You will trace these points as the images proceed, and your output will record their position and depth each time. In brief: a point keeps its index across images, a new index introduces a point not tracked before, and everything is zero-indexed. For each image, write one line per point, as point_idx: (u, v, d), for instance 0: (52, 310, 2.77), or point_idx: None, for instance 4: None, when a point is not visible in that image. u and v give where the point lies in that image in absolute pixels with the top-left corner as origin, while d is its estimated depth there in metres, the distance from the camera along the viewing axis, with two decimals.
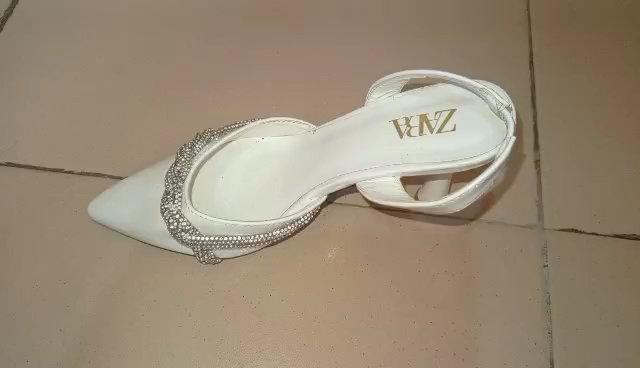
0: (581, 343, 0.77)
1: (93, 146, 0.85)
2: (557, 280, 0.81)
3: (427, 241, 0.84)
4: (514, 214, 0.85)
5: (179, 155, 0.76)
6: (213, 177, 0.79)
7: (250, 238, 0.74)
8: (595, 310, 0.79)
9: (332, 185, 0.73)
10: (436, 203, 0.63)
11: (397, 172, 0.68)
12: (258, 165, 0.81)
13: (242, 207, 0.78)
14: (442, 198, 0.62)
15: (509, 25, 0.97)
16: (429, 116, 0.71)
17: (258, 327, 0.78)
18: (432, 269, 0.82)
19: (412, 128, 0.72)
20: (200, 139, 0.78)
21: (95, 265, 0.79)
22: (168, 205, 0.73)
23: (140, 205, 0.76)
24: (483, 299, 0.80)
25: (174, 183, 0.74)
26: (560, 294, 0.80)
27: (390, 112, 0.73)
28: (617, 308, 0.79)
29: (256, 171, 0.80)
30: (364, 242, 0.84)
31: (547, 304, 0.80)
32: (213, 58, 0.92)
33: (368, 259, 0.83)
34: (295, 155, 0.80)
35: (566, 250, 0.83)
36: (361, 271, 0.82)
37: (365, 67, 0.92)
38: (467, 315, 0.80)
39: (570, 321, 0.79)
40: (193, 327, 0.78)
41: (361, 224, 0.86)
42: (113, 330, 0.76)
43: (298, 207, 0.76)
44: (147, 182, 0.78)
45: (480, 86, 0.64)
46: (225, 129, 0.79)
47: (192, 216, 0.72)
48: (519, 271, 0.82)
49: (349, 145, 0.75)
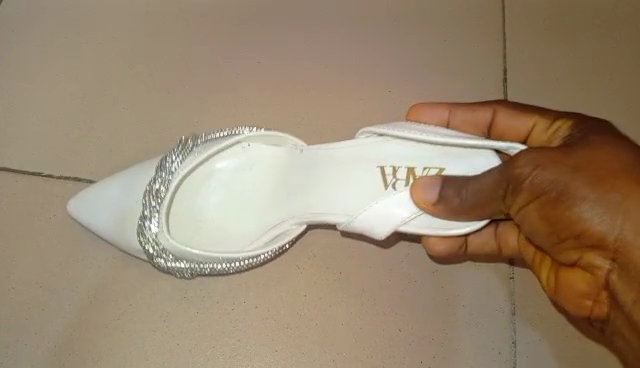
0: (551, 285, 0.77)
1: (75, 150, 0.83)
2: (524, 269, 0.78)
3: (404, 277, 0.77)
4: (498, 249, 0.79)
5: (159, 170, 0.73)
6: (195, 189, 0.75)
7: (229, 264, 0.72)
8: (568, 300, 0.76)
9: (316, 219, 0.71)
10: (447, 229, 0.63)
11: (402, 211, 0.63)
12: (239, 178, 0.76)
13: (219, 222, 0.75)
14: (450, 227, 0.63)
15: (542, 47, 0.87)
16: (417, 170, 0.67)
17: (231, 333, 0.75)
18: (405, 279, 0.77)
19: (397, 179, 0.68)
20: (183, 150, 0.74)
21: (72, 270, 0.78)
22: (145, 226, 0.71)
23: (118, 210, 0.75)
24: (460, 322, 0.75)
25: (151, 202, 0.72)
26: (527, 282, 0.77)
27: (379, 157, 0.69)
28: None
29: (236, 182, 0.76)
30: (336, 252, 0.78)
31: (511, 278, 0.76)
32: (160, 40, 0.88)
33: (344, 267, 0.77)
34: (278, 172, 0.75)
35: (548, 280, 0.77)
36: (336, 278, 0.77)
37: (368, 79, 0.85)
38: (441, 335, 0.74)
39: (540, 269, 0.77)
40: (166, 331, 0.75)
41: (336, 236, 0.79)
42: (90, 336, 0.75)
43: (277, 231, 0.73)
44: (126, 193, 0.75)
45: (500, 145, 0.60)
46: (209, 137, 0.76)
47: (169, 244, 0.70)
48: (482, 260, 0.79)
49: (336, 180, 0.71)
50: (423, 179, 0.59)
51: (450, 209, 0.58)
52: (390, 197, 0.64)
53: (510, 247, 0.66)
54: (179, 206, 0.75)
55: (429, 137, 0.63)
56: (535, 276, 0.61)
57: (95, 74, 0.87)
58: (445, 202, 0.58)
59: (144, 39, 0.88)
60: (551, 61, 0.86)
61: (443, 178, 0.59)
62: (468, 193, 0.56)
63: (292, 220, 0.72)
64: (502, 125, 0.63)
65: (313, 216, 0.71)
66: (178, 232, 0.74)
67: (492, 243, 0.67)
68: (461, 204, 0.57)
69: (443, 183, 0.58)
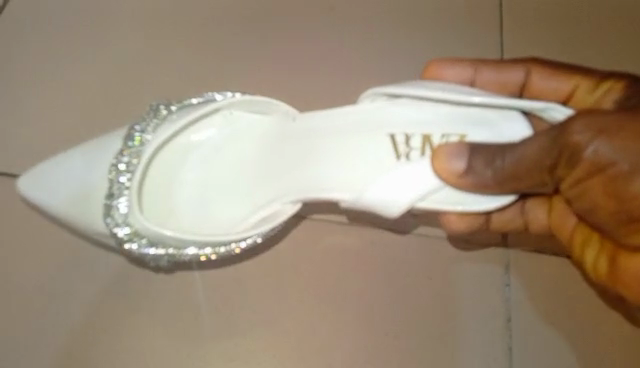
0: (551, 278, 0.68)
1: (18, 133, 0.69)
2: (521, 266, 0.68)
3: (410, 272, 0.67)
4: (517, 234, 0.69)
5: (127, 142, 0.63)
6: (172, 164, 0.65)
7: (217, 249, 0.60)
8: (570, 295, 0.67)
9: (315, 196, 0.61)
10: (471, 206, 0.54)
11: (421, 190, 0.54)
12: (220, 150, 0.66)
13: (200, 200, 0.65)
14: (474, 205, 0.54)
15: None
16: (433, 138, 0.57)
17: (217, 346, 0.65)
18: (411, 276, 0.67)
19: (410, 149, 0.58)
20: (155, 118, 0.64)
21: (27, 282, 0.65)
22: (113, 209, 0.60)
23: (78, 189, 0.63)
24: (457, 309, 0.66)
25: (118, 179, 0.61)
26: (523, 279, 0.67)
27: (388, 123, 0.59)
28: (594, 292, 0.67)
29: (217, 154, 0.66)
30: (334, 246, 0.68)
31: (506, 287, 0.67)
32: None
33: (342, 264, 0.68)
34: (265, 143, 0.66)
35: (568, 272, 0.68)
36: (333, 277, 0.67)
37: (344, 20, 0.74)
38: (436, 324, 0.66)
39: (537, 262, 0.68)
40: (141, 348, 0.65)
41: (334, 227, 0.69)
42: (52, 359, 0.64)
43: (266, 211, 0.63)
44: (85, 169, 0.63)
45: (540, 106, 0.51)
46: (185, 102, 0.65)
47: (141, 226, 0.59)
48: (474, 252, 0.68)
49: (336, 152, 0.61)
50: (447, 145, 0.51)
51: (480, 181, 0.50)
52: (405, 168, 0.54)
53: (541, 226, 0.58)
54: (154, 182, 0.64)
55: (455, 96, 0.53)
56: (577, 258, 0.53)
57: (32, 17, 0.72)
58: (475, 172, 0.50)
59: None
60: (570, 12, 0.75)
61: (471, 149, 0.51)
62: (507, 163, 0.48)
63: (286, 198, 0.63)
64: (536, 87, 0.56)
65: (312, 193, 0.61)
66: (151, 215, 0.63)
67: (521, 220, 0.58)
68: (495, 176, 0.49)
69: (473, 152, 0.50)
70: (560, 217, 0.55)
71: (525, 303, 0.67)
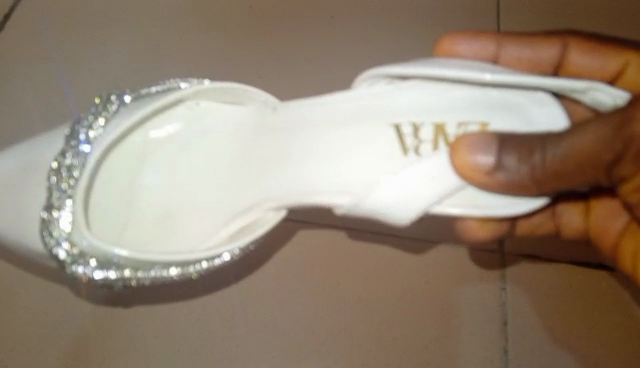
0: (549, 280, 0.65)
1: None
2: (517, 270, 0.65)
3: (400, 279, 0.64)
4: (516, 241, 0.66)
5: (69, 140, 0.51)
6: (131, 167, 0.55)
7: (184, 270, 0.49)
8: (568, 296, 0.65)
9: (301, 201, 0.51)
10: (497, 210, 0.44)
11: (437, 193, 0.44)
12: (187, 150, 0.57)
13: (165, 209, 0.56)
14: (500, 209, 0.44)
15: None
16: (448, 128, 0.46)
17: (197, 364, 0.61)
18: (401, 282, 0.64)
19: (421, 142, 0.47)
20: (104, 111, 0.53)
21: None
22: (52, 225, 0.48)
23: (12, 198, 0.51)
24: (452, 308, 0.63)
25: (60, 187, 0.49)
26: (519, 282, 0.65)
27: (390, 111, 0.49)
28: (595, 292, 0.64)
29: (184, 153, 0.57)
30: (322, 257, 0.65)
31: (502, 290, 0.64)
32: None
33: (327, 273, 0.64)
34: (239, 138, 0.57)
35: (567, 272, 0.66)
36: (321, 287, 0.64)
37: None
38: (430, 324, 0.63)
39: (534, 264, 0.65)
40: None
41: (324, 240, 0.65)
42: None
43: (243, 221, 0.53)
44: (20, 174, 0.52)
45: (582, 84, 0.41)
46: (143, 92, 0.54)
47: (88, 245, 0.47)
48: (470, 255, 0.65)
49: (325, 148, 0.51)
50: (470, 135, 0.41)
51: (513, 180, 0.40)
52: (417, 165, 0.44)
53: (573, 230, 0.54)
54: (110, 189, 0.54)
55: (476, 75, 0.43)
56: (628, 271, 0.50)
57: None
58: (507, 170, 0.40)
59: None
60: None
61: (501, 141, 0.41)
62: (549, 159, 0.38)
63: (268, 204, 0.53)
64: (574, 65, 0.50)
65: (297, 197, 0.51)
66: (104, 229, 0.52)
67: (552, 222, 0.54)
68: (532, 174, 0.39)
69: (504, 144, 0.40)
70: (601, 222, 0.53)
71: (521, 306, 0.64)
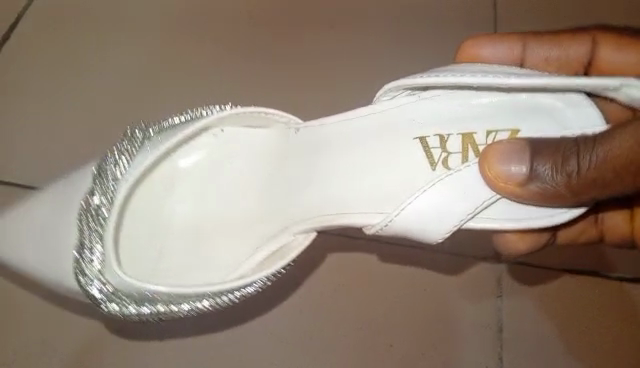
0: (544, 286, 0.66)
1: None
2: (512, 275, 0.66)
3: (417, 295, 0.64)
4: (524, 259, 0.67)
5: (96, 177, 0.51)
6: (157, 197, 0.55)
7: (214, 300, 0.49)
8: (564, 303, 0.66)
9: (329, 223, 0.49)
10: (538, 220, 0.41)
11: (469, 208, 0.42)
12: (216, 177, 0.57)
13: (194, 238, 0.55)
14: (540, 219, 0.41)
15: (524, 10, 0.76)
16: (478, 137, 0.45)
17: None
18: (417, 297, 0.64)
19: (449, 155, 0.45)
20: (129, 146, 0.53)
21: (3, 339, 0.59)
22: (84, 264, 0.48)
23: (48, 238, 0.52)
24: (453, 313, 0.64)
25: (89, 225, 0.49)
26: (513, 290, 0.66)
27: (412, 123, 0.47)
28: (590, 301, 0.66)
29: (213, 180, 0.57)
30: (347, 276, 0.65)
31: (498, 298, 0.65)
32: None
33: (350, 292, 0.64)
34: (265, 161, 0.56)
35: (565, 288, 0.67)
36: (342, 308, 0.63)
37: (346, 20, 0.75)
38: (430, 325, 0.63)
39: (529, 270, 0.67)
40: None
41: (348, 261, 0.65)
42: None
43: (274, 245, 0.52)
44: (54, 212, 0.53)
45: (614, 81, 0.39)
46: (167, 123, 0.54)
47: (121, 282, 0.47)
48: (468, 256, 0.66)
49: (352, 165, 0.50)
50: (502, 144, 0.39)
51: (547, 190, 0.38)
52: (447, 179, 0.43)
53: (619, 234, 0.51)
54: (137, 222, 0.54)
55: (504, 79, 0.41)
56: None
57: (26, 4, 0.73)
58: (540, 180, 0.38)
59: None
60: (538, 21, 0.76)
61: (533, 148, 0.38)
62: (585, 167, 0.35)
63: (297, 227, 0.52)
64: (605, 62, 0.52)
65: (324, 218, 0.50)
66: (135, 264, 0.52)
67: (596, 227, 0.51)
68: (570, 183, 0.36)
69: (536, 152, 0.38)
70: None
71: (518, 310, 0.65)
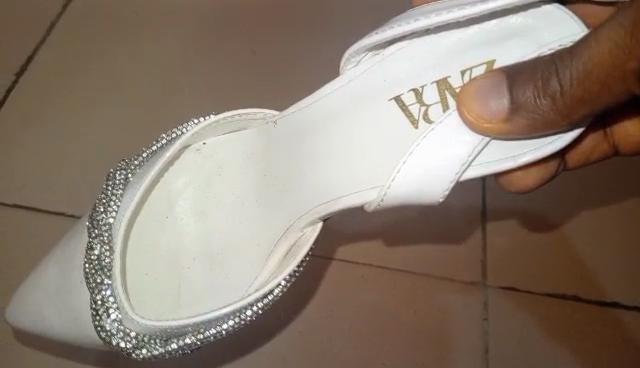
0: (536, 313, 0.61)
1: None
2: (500, 299, 0.61)
3: (423, 297, 0.61)
4: (513, 254, 0.64)
5: (91, 229, 0.50)
6: (158, 228, 0.53)
7: (240, 317, 0.47)
8: (544, 312, 0.61)
9: (332, 208, 0.47)
10: (532, 153, 0.38)
11: (460, 159, 0.39)
12: (210, 191, 0.55)
13: (205, 259, 0.53)
14: (534, 150, 0.38)
15: None
16: (453, 81, 0.41)
17: None
18: (423, 295, 0.61)
19: (429, 107, 0.41)
20: (115, 187, 0.51)
21: None
22: (101, 319, 0.47)
23: (62, 300, 0.51)
24: (455, 310, 0.61)
25: (96, 279, 0.48)
26: (498, 297, 0.62)
27: (382, 86, 0.44)
28: (585, 329, 0.61)
29: (209, 195, 0.55)
30: (355, 282, 0.62)
31: (485, 321, 0.60)
32: (100, 16, 0.75)
33: (359, 298, 0.61)
34: (254, 162, 0.54)
35: (553, 306, 0.62)
36: (356, 317, 0.60)
37: (308, 41, 0.74)
38: (421, 344, 0.59)
39: (520, 296, 0.62)
40: None
41: (354, 268, 0.62)
42: None
43: (286, 243, 0.51)
44: (62, 272, 0.52)
45: None
46: (146, 154, 0.53)
47: (142, 325, 0.46)
48: (460, 280, 0.62)
49: (337, 144, 0.47)
50: (476, 81, 0.36)
51: (535, 119, 0.35)
52: (433, 133, 0.40)
53: (633, 143, 0.48)
54: (141, 261, 0.52)
55: (460, 12, 0.37)
56: None
57: (33, 50, 0.73)
58: (525, 108, 0.35)
59: (79, 13, 0.75)
60: None
61: (511, 77, 0.35)
62: (568, 83, 0.33)
63: (302, 221, 0.50)
64: None
65: (326, 205, 0.47)
66: (159, 302, 0.51)
67: (607, 142, 0.48)
68: (555, 105, 0.34)
69: (514, 80, 0.35)
70: None
71: (510, 332, 0.60)
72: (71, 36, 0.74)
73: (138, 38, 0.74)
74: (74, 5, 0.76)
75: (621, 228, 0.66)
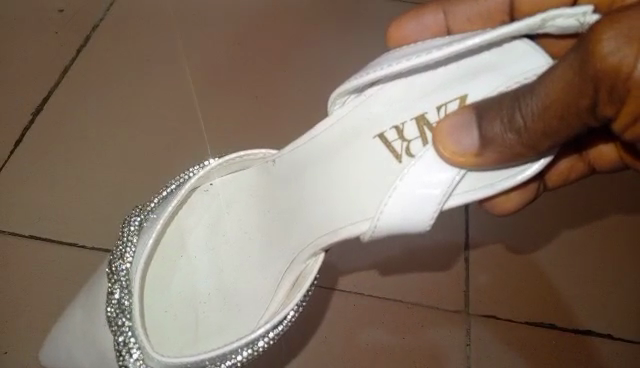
0: (514, 337, 0.67)
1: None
2: (480, 326, 0.67)
3: (416, 321, 0.67)
4: (496, 279, 0.70)
5: (110, 275, 0.54)
6: (173, 267, 0.57)
7: (253, 348, 0.50)
8: (522, 334, 0.67)
9: (331, 239, 0.50)
10: (499, 183, 0.41)
11: (440, 191, 0.41)
12: (219, 229, 0.58)
13: (219, 291, 0.56)
14: (503, 182, 0.41)
15: None
16: (430, 116, 0.44)
17: None
18: (415, 319, 0.67)
19: (410, 142, 0.44)
20: (130, 235, 0.55)
21: None
22: (125, 359, 0.50)
23: (88, 341, 0.55)
24: (444, 335, 0.66)
25: (118, 322, 0.52)
26: (481, 322, 0.67)
27: (366, 124, 0.46)
28: (561, 352, 0.67)
29: (217, 233, 0.58)
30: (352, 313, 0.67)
31: (467, 346, 0.66)
32: (110, 61, 0.82)
33: (354, 329, 0.66)
34: (257, 200, 0.58)
35: (529, 331, 0.68)
36: (354, 346, 0.65)
37: (303, 98, 0.81)
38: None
39: (500, 323, 0.68)
40: None
41: (353, 301, 0.67)
42: None
43: (292, 275, 0.55)
44: (87, 316, 0.56)
45: (536, 19, 0.37)
46: (157, 200, 0.57)
47: (161, 362, 0.50)
48: (443, 308, 0.68)
49: (329, 179, 0.50)
50: (449, 119, 0.39)
51: (505, 151, 0.38)
52: (414, 168, 0.42)
53: (608, 163, 0.50)
54: (159, 300, 0.55)
55: (429, 55, 0.40)
56: None
57: (48, 92, 0.79)
58: (494, 142, 0.38)
59: (90, 57, 0.82)
60: None
61: (479, 115, 0.38)
62: (530, 118, 0.36)
63: (305, 253, 0.53)
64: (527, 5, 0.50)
65: (326, 237, 0.50)
66: (178, 337, 0.54)
67: (583, 161, 0.51)
68: (520, 139, 0.37)
69: (482, 117, 0.38)
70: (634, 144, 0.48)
71: (490, 355, 0.66)
72: (82, 80, 0.80)
73: (147, 96, 0.80)
74: (86, 49, 0.83)
75: (582, 240, 0.74)
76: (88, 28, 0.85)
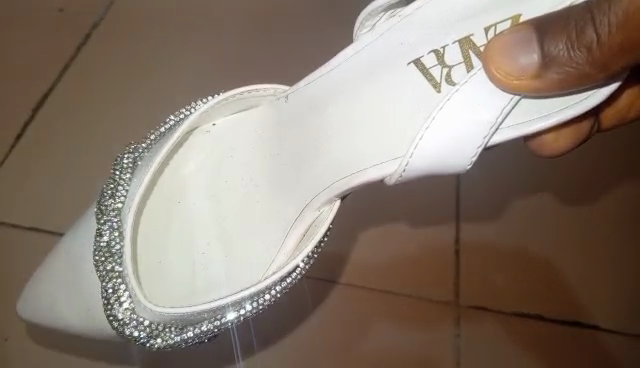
0: (508, 328, 0.63)
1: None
2: (472, 316, 0.63)
3: (409, 309, 0.63)
4: (496, 265, 0.66)
5: (99, 216, 0.48)
6: (170, 212, 0.51)
7: (258, 301, 0.45)
8: (516, 327, 0.63)
9: (351, 184, 0.44)
10: (553, 112, 0.36)
11: (491, 122, 0.36)
12: (222, 172, 0.53)
13: (220, 240, 0.51)
14: (558, 112, 0.36)
15: None
16: (477, 39, 0.38)
17: None
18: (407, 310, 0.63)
19: (451, 69, 0.39)
20: (122, 173, 0.49)
21: None
22: (113, 309, 0.45)
23: (71, 290, 0.49)
24: (438, 324, 0.63)
25: (106, 268, 0.46)
26: (473, 313, 0.63)
27: (400, 50, 0.41)
28: (562, 347, 0.63)
29: (221, 177, 0.52)
30: (340, 299, 0.63)
31: (456, 336, 0.62)
32: (106, 45, 0.78)
33: (342, 315, 0.63)
34: (265, 141, 0.52)
35: (521, 322, 0.63)
36: (343, 335, 0.62)
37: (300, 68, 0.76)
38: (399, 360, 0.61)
39: (489, 314, 0.63)
40: None
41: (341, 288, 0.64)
42: None
43: (303, 224, 0.49)
44: (71, 263, 0.50)
45: None
46: (153, 136, 0.51)
47: (155, 312, 0.44)
48: (437, 300, 0.64)
49: (352, 117, 0.44)
50: (505, 36, 0.33)
51: (571, 73, 0.33)
52: (459, 94, 0.36)
53: None
54: (152, 247, 0.49)
55: None
56: None
57: (48, 88, 0.75)
58: (557, 62, 0.33)
59: (90, 55, 0.77)
60: None
61: (539, 30, 0.33)
62: (607, 31, 0.31)
63: (317, 200, 0.47)
64: None
65: (346, 180, 0.44)
66: (173, 289, 0.48)
67: None
68: (592, 57, 0.32)
69: (544, 33, 0.33)
70: None
71: (480, 344, 0.62)
72: (82, 80, 0.75)
73: (139, 71, 0.76)
74: (85, 48, 0.77)
75: (594, 223, 0.69)
76: (88, 27, 0.79)
